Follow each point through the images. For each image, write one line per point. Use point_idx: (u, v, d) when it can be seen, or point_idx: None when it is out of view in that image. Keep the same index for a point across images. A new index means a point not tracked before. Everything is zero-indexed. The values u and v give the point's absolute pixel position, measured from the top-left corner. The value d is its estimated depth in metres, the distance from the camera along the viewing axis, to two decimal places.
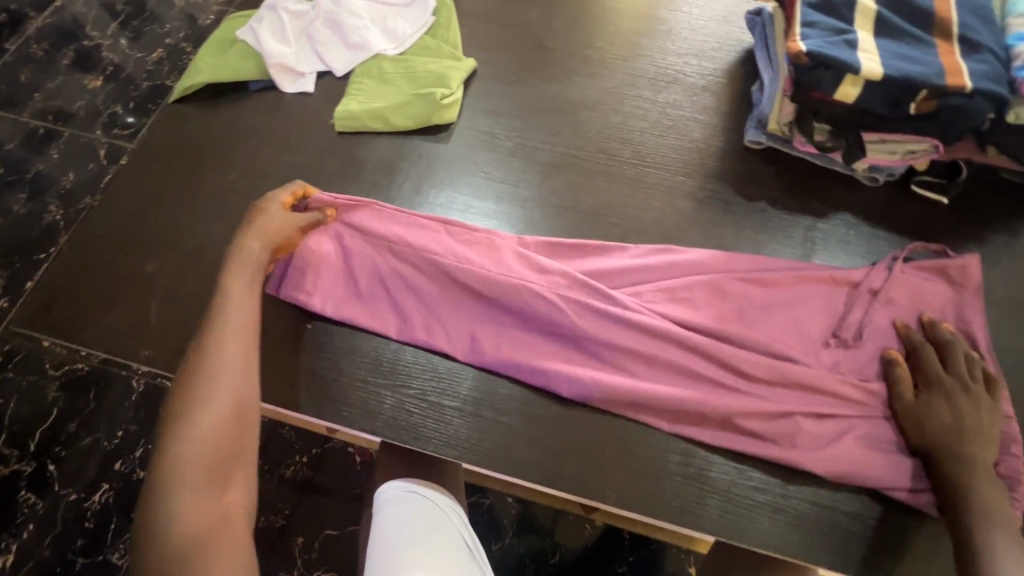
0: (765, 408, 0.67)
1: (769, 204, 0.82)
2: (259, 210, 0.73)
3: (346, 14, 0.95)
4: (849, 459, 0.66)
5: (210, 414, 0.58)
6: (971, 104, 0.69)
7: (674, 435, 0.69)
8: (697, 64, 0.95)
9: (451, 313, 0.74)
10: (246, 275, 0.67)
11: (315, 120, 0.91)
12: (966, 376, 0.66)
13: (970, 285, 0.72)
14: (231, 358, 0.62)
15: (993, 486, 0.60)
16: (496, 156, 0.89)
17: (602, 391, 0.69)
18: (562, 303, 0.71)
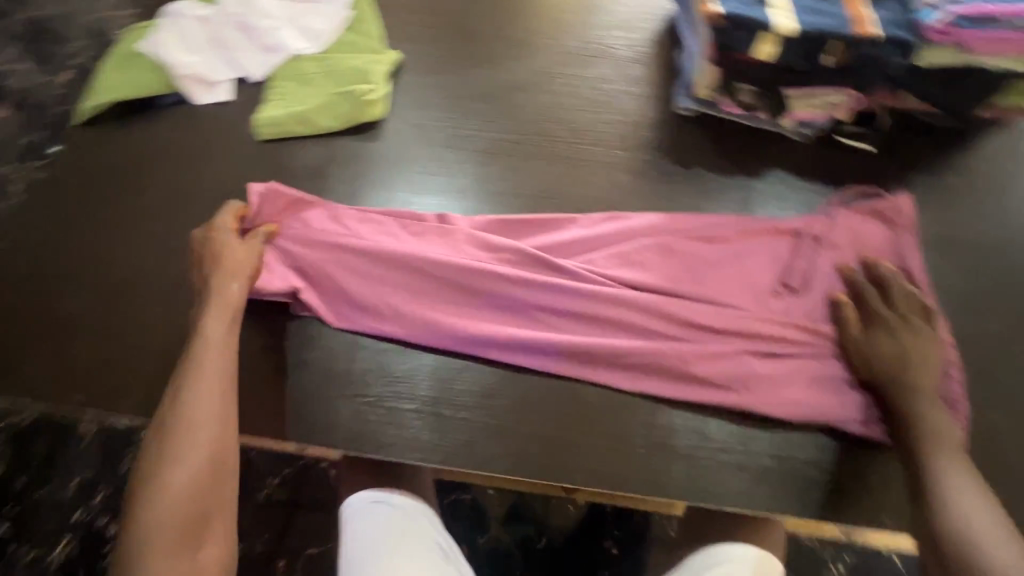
0: (721, 355, 0.69)
1: (705, 169, 0.83)
2: (216, 243, 0.70)
3: (256, 16, 0.91)
4: (804, 398, 0.68)
5: (185, 467, 0.56)
6: (880, 52, 0.71)
7: (638, 394, 0.70)
8: (623, 36, 0.95)
9: (405, 300, 0.72)
10: (221, 319, 0.65)
11: (236, 131, 0.87)
12: (904, 307, 0.69)
13: (904, 223, 0.76)
14: (207, 405, 0.60)
15: (937, 408, 0.63)
16: (432, 148, 0.86)
17: (564, 360, 0.70)
18: (517, 277, 0.72)
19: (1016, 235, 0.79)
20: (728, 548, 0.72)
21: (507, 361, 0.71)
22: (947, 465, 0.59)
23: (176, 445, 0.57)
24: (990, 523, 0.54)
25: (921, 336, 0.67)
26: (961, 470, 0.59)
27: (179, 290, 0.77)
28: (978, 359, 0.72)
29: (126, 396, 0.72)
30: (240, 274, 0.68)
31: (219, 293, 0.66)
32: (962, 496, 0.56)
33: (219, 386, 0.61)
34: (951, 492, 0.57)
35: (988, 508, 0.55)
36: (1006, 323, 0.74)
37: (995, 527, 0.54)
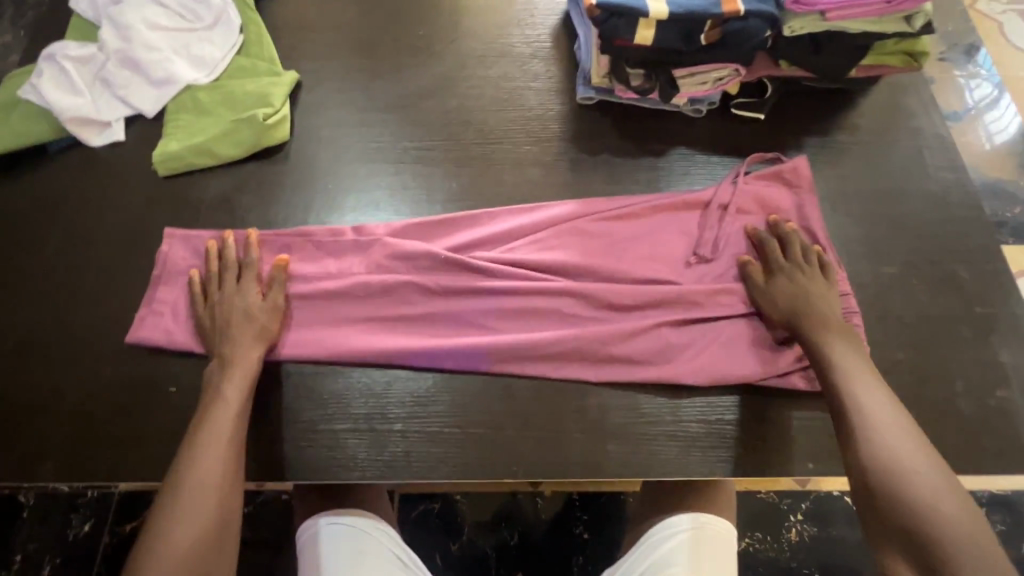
0: (639, 330, 0.72)
1: (611, 154, 0.86)
2: (237, 295, 0.70)
3: (139, 47, 0.87)
4: (719, 361, 0.71)
5: (189, 534, 0.56)
6: (748, 26, 0.74)
7: (564, 379, 0.72)
8: (521, 33, 0.96)
9: (328, 318, 0.73)
10: (239, 382, 0.65)
11: (134, 170, 0.84)
12: (808, 261, 0.73)
13: (804, 184, 0.80)
14: (216, 470, 0.59)
15: (846, 337, 0.67)
16: (342, 165, 0.86)
17: (490, 357, 0.71)
18: (435, 282, 0.74)
19: (903, 182, 0.85)
20: (672, 519, 0.75)
21: (434, 364, 0.71)
22: (875, 404, 0.62)
23: (185, 507, 0.57)
24: (917, 453, 0.59)
25: (826, 288, 0.71)
26: (887, 406, 0.62)
27: (90, 342, 0.74)
28: (879, 302, 0.77)
29: (41, 460, 0.69)
30: (258, 336, 0.68)
31: (240, 357, 0.66)
32: (892, 432, 0.60)
33: (233, 448, 0.61)
34: (883, 429, 0.60)
35: (912, 439, 0.60)
36: (900, 265, 0.79)
37: (919, 456, 0.59)
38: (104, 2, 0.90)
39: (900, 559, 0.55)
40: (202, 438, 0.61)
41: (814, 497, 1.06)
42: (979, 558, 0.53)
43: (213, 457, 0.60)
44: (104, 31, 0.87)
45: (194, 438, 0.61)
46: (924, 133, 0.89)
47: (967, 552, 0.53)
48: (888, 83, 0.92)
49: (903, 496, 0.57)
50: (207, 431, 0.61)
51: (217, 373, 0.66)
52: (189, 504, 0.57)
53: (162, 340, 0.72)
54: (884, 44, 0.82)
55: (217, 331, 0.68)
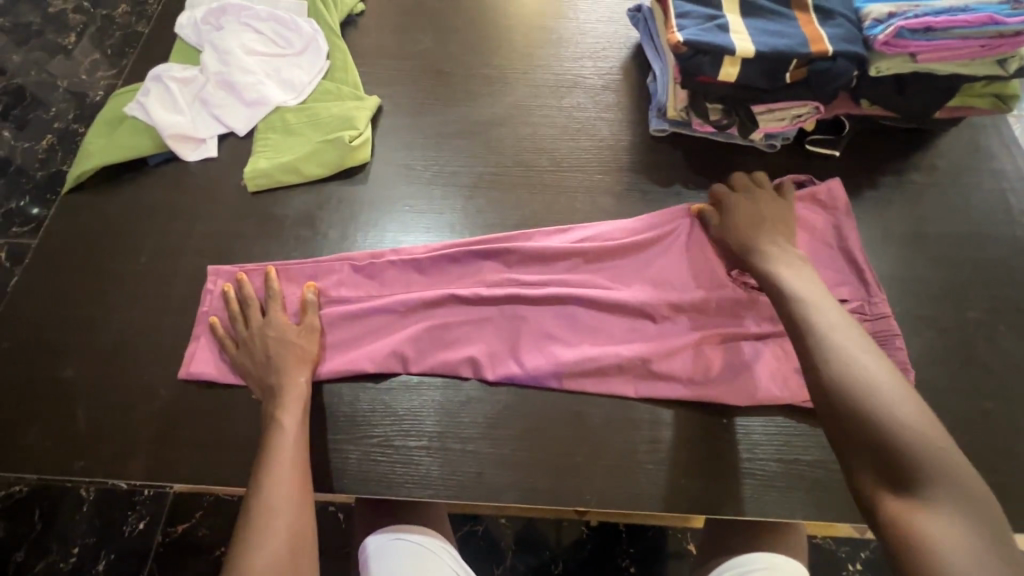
0: (678, 345, 0.73)
1: (683, 186, 0.86)
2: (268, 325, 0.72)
3: (237, 71, 0.92)
4: (757, 380, 0.71)
5: (268, 551, 0.56)
6: (836, 66, 0.75)
7: (604, 395, 0.72)
8: (593, 65, 0.99)
9: (378, 334, 0.75)
10: (295, 409, 0.67)
11: (225, 185, 0.89)
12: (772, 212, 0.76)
13: (840, 206, 0.80)
14: (283, 492, 0.60)
15: (794, 262, 0.70)
16: (416, 187, 0.89)
17: (536, 370, 0.72)
18: (479, 301, 0.76)
19: (986, 225, 0.83)
20: (728, 565, 0.74)
21: (477, 375, 0.73)
22: (828, 323, 0.61)
23: (264, 526, 0.58)
24: (875, 363, 0.57)
25: (780, 235, 0.74)
26: (839, 325, 0.61)
27: (179, 348, 0.77)
28: (964, 349, 0.75)
29: (126, 458, 0.71)
30: (304, 363, 0.70)
31: (286, 382, 0.68)
32: (845, 345, 0.58)
33: (302, 478, 0.62)
34: (836, 344, 0.59)
35: (867, 350, 0.58)
36: (984, 310, 0.77)
37: (879, 367, 0.56)
38: (207, 28, 0.97)
39: (867, 473, 0.52)
40: (268, 471, 0.61)
41: (874, 546, 1.03)
42: (939, 459, 0.50)
43: (285, 489, 0.60)
44: (206, 56, 0.94)
45: (260, 465, 0.62)
46: (1008, 176, 0.87)
47: (926, 453, 0.50)
48: (968, 123, 0.90)
49: (862, 407, 0.54)
50: (274, 465, 0.62)
51: (271, 406, 0.67)
52: (265, 538, 0.57)
53: (215, 374, 0.74)
54: (972, 86, 0.81)
55: (259, 366, 0.70)
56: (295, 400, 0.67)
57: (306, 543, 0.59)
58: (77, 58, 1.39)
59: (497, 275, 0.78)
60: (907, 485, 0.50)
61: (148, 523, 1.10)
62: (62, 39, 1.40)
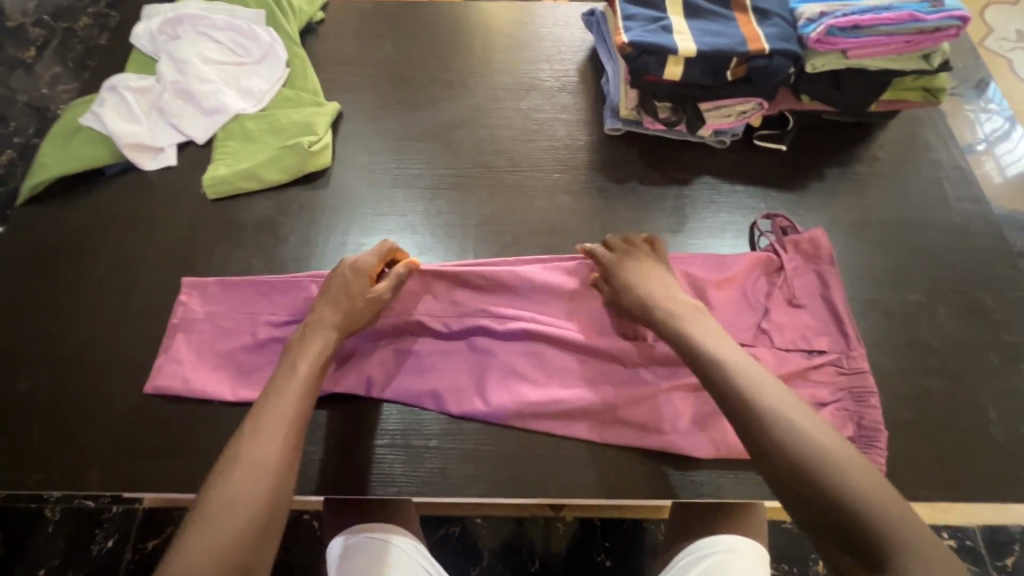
0: (646, 391, 0.71)
1: (638, 182, 0.89)
2: (338, 273, 0.72)
3: (195, 80, 0.93)
4: (725, 436, 0.69)
5: (261, 456, 0.56)
6: (773, 63, 0.78)
7: (565, 437, 0.71)
8: (550, 68, 1.02)
9: (345, 362, 0.73)
10: (317, 343, 0.66)
11: (184, 192, 0.89)
12: (655, 272, 0.73)
13: (824, 255, 0.78)
14: (285, 408, 0.60)
15: (694, 318, 0.67)
16: (378, 190, 0.90)
17: (500, 408, 0.71)
18: (449, 331, 0.75)
19: (925, 212, 0.87)
20: (687, 551, 0.77)
21: (440, 409, 0.72)
22: (751, 381, 0.58)
23: (261, 437, 0.58)
24: (809, 424, 0.55)
25: (676, 289, 0.71)
26: (770, 388, 0.58)
27: (139, 357, 0.77)
28: (906, 330, 0.78)
29: (85, 471, 0.70)
30: (345, 315, 0.69)
31: (315, 325, 0.68)
32: (773, 406, 0.56)
33: (305, 398, 0.62)
34: (763, 405, 0.56)
35: (791, 402, 0.57)
36: (924, 292, 0.81)
37: (808, 421, 0.55)
38: (164, 38, 0.97)
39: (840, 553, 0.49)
40: (277, 388, 0.62)
41: None
42: (899, 519, 0.48)
43: (273, 434, 0.58)
44: (163, 66, 0.94)
45: (276, 378, 0.63)
46: (944, 165, 0.91)
47: (891, 520, 0.48)
48: (906, 116, 0.95)
49: (810, 476, 0.51)
50: (270, 407, 0.60)
51: (297, 340, 0.67)
52: (242, 479, 0.55)
53: (179, 389, 0.73)
54: (902, 81, 0.86)
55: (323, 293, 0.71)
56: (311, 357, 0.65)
57: (281, 497, 0.56)
58: (35, 73, 1.37)
59: (469, 302, 0.77)
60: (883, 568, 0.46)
61: (118, 542, 1.08)
62: (21, 53, 1.39)
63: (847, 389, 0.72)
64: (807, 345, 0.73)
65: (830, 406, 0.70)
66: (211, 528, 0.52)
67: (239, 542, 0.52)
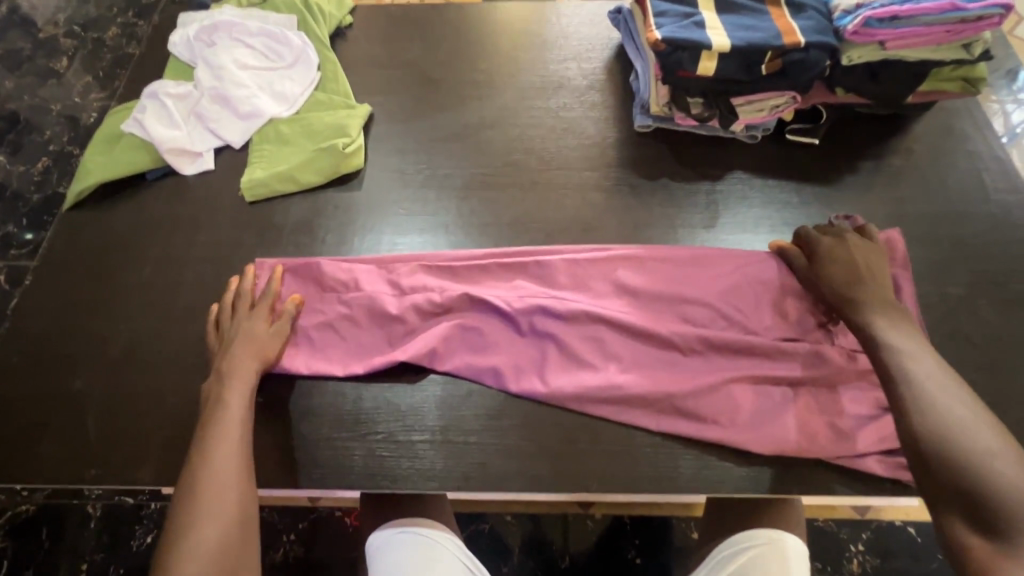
0: (704, 380, 0.70)
1: (669, 179, 0.89)
2: (242, 316, 0.73)
3: (231, 85, 0.95)
4: (782, 432, 0.69)
5: (216, 480, 0.60)
6: (809, 56, 0.78)
7: (621, 423, 0.71)
8: (577, 66, 1.02)
9: (410, 337, 0.75)
10: (247, 368, 0.69)
11: (223, 195, 0.91)
12: (869, 265, 0.72)
13: (898, 258, 0.77)
14: (229, 429, 0.64)
15: (894, 312, 0.67)
16: (410, 190, 0.91)
17: (560, 392, 0.71)
18: (510, 310, 0.74)
19: (964, 204, 0.86)
20: (725, 546, 0.77)
21: (500, 385, 0.73)
22: (920, 369, 0.61)
23: (213, 461, 0.61)
24: (960, 403, 0.58)
25: (884, 288, 0.70)
26: (932, 369, 0.60)
27: (184, 358, 0.79)
28: (947, 323, 0.77)
29: (136, 466, 0.73)
30: (261, 355, 0.71)
31: (239, 362, 0.69)
32: (938, 393, 0.58)
33: (245, 420, 0.65)
34: (924, 389, 0.59)
35: (959, 395, 0.58)
36: (966, 285, 0.79)
37: (955, 400, 0.58)
38: (200, 45, 0.99)
39: (955, 517, 0.53)
40: (218, 415, 0.65)
41: (874, 527, 1.04)
42: None
43: (231, 460, 0.62)
44: (200, 72, 0.97)
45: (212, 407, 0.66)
46: (982, 157, 0.90)
47: None
48: (941, 108, 0.94)
49: (955, 452, 0.55)
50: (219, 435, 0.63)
51: (220, 376, 0.68)
52: (209, 507, 0.58)
53: None
54: (940, 70, 0.85)
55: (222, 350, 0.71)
56: (242, 381, 0.68)
57: (251, 508, 0.61)
58: (69, 82, 1.41)
59: (534, 287, 0.77)
60: (1003, 535, 0.50)
61: (156, 537, 1.10)
62: (54, 63, 1.43)
63: None
64: None
65: None
66: (188, 552, 0.56)
67: (223, 550, 0.57)
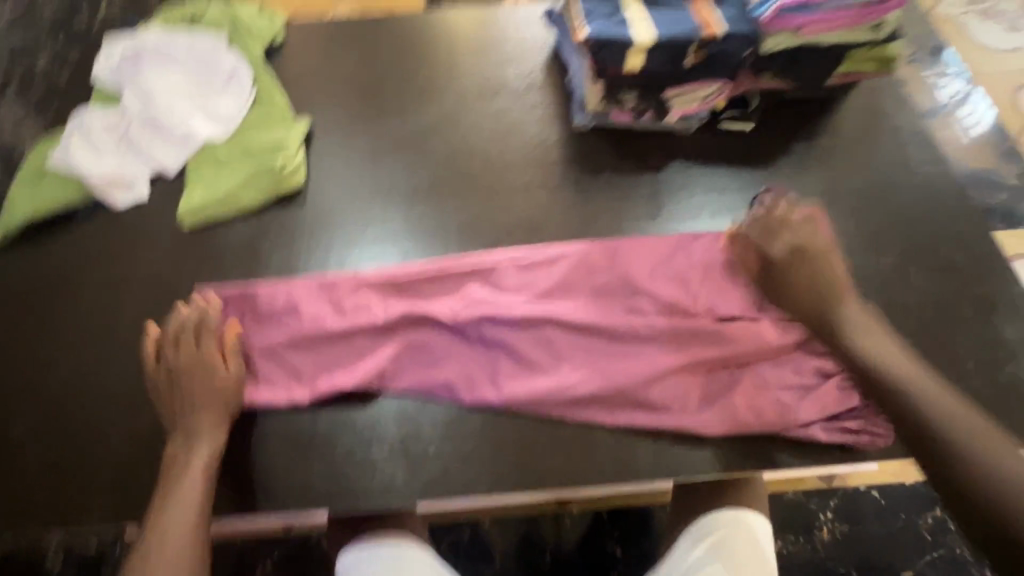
0: (652, 370, 0.72)
1: (612, 173, 0.90)
2: (195, 356, 0.70)
3: (163, 112, 0.93)
4: (731, 412, 0.71)
5: (175, 527, 0.61)
6: (729, 47, 0.82)
7: (578, 421, 0.72)
8: (515, 69, 1.03)
9: (357, 357, 0.74)
10: (213, 410, 0.68)
11: (161, 223, 0.88)
12: (831, 262, 0.73)
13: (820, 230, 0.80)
14: (193, 473, 0.65)
15: (865, 317, 0.70)
16: (355, 203, 0.90)
17: (513, 397, 0.72)
18: (457, 321, 0.75)
19: (891, 177, 0.89)
20: (694, 528, 0.79)
21: (452, 398, 0.73)
22: (920, 391, 0.64)
23: (175, 507, 0.63)
24: (967, 422, 0.61)
25: (850, 291, 0.72)
26: (934, 394, 0.63)
27: (129, 395, 0.76)
28: (882, 292, 0.80)
29: (87, 510, 0.70)
30: (221, 403, 0.69)
31: (203, 405, 0.68)
32: (949, 419, 0.61)
33: (213, 463, 0.66)
34: (933, 417, 0.62)
35: (959, 411, 0.62)
36: (898, 254, 0.83)
37: (963, 420, 0.61)
38: (126, 73, 0.97)
39: (995, 549, 0.56)
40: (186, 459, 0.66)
41: (841, 494, 1.08)
42: None
43: (185, 514, 0.62)
44: (128, 100, 0.94)
45: (179, 449, 0.67)
46: (905, 130, 0.94)
47: None
48: (869, 86, 0.97)
49: (980, 485, 0.58)
50: (177, 489, 0.64)
51: (186, 418, 0.68)
52: (165, 555, 0.59)
53: None
54: (856, 53, 0.88)
55: (180, 397, 0.68)
56: (210, 425, 0.68)
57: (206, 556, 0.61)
58: None
59: (482, 292, 0.77)
60: None
61: None
62: None
63: None
64: None
65: (836, 378, 0.72)
66: None
67: None
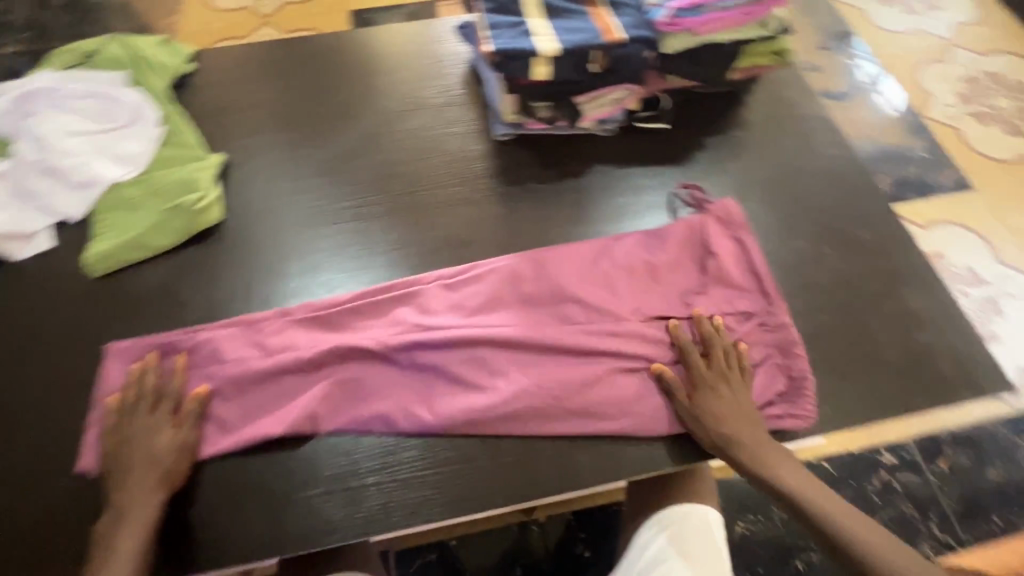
0: (586, 376, 0.72)
1: (535, 181, 0.91)
2: (141, 415, 0.67)
3: (58, 156, 0.88)
4: (664, 409, 0.72)
5: None
6: (630, 51, 0.85)
7: (517, 436, 0.72)
8: (433, 85, 1.02)
9: (284, 396, 0.72)
10: (150, 472, 0.65)
11: (67, 273, 0.84)
12: (732, 380, 0.72)
13: (738, 223, 0.82)
14: (127, 540, 0.62)
15: (769, 443, 0.70)
16: (276, 236, 0.87)
17: (449, 418, 0.71)
18: (386, 348, 0.73)
19: (800, 164, 0.93)
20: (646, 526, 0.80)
21: (387, 428, 0.71)
22: (837, 519, 0.65)
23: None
24: (878, 542, 0.63)
25: (752, 409, 0.71)
26: (848, 520, 0.65)
27: (41, 461, 0.71)
28: (799, 275, 0.83)
29: None
30: (159, 468, 0.65)
31: (140, 466, 0.65)
32: (867, 543, 0.63)
33: (149, 528, 0.63)
34: (855, 545, 0.63)
35: (868, 530, 0.64)
36: (811, 237, 0.87)
37: (875, 541, 0.63)
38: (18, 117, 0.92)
39: None
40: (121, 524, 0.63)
41: None
42: None
43: None
44: (21, 146, 0.89)
45: (113, 512, 0.64)
46: (809, 118, 0.98)
47: None
48: (770, 80, 1.01)
49: None
50: (110, 558, 0.61)
51: (121, 479, 0.65)
52: None
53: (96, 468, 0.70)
54: (753, 47, 0.92)
55: (124, 456, 0.66)
56: (147, 488, 0.64)
57: None
58: None
59: (411, 316, 0.76)
60: None
61: None
62: None
63: (776, 345, 0.76)
64: (734, 309, 0.77)
65: (761, 364, 0.75)
66: None
67: None
